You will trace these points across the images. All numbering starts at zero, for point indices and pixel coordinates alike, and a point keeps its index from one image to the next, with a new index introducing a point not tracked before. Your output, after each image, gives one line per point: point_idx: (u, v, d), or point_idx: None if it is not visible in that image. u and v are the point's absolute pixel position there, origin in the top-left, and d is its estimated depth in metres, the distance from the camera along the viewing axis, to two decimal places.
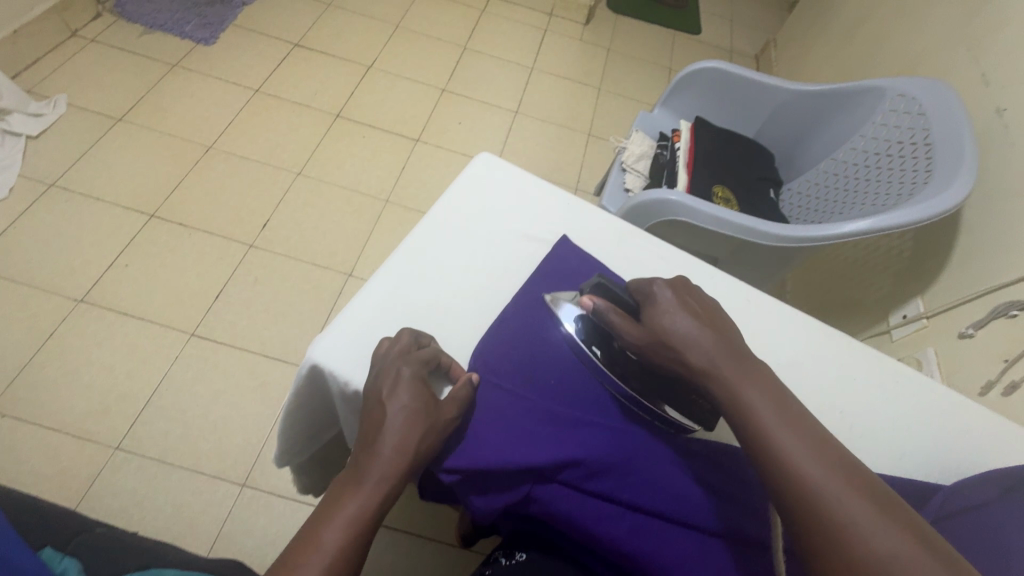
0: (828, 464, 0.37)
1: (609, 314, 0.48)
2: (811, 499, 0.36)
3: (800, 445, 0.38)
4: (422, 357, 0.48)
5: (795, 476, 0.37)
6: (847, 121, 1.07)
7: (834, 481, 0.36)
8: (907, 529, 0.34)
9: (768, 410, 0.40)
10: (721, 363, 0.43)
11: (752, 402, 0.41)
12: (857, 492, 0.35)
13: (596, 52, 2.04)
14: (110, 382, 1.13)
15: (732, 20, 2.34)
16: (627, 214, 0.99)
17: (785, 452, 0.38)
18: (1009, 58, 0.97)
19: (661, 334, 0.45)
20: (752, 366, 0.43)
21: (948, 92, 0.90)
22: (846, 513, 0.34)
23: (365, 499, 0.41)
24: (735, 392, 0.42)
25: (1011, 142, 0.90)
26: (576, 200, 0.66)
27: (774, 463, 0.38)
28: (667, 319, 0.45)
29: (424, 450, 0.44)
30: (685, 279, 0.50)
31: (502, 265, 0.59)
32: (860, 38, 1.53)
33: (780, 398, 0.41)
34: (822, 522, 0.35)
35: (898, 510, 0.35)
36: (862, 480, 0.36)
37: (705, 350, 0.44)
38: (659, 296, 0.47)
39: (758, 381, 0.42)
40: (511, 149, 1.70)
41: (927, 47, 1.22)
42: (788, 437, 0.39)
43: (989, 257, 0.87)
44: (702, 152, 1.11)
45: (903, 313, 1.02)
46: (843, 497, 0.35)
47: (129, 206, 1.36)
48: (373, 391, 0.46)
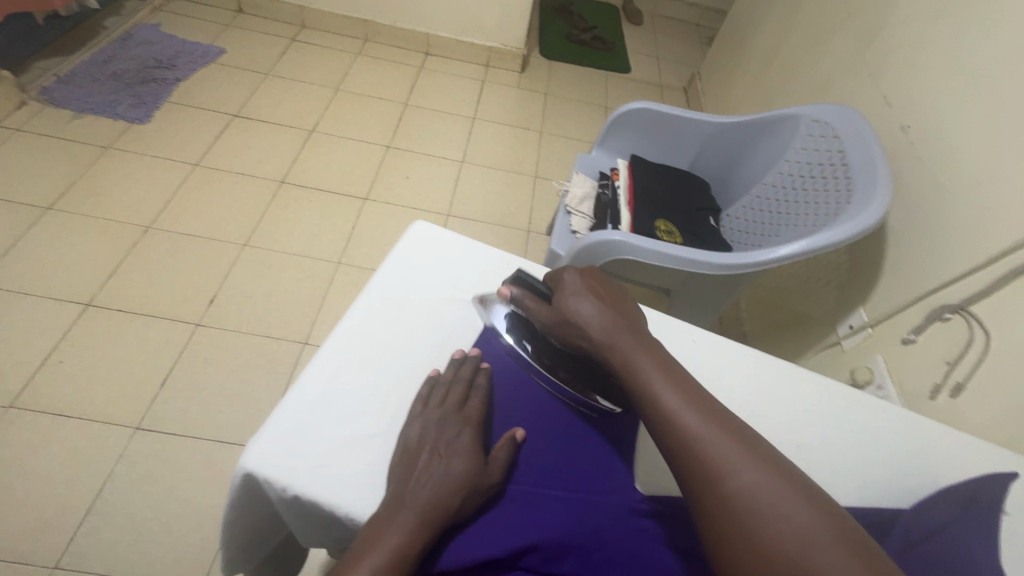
0: (702, 415, 0.42)
1: (528, 300, 0.56)
2: (685, 444, 0.41)
3: (679, 400, 0.43)
4: (475, 415, 0.50)
5: (676, 426, 0.42)
6: (771, 149, 1.13)
7: (708, 428, 0.41)
8: (769, 469, 0.39)
9: (657, 374, 0.45)
10: (617, 337, 0.49)
11: (642, 368, 0.46)
12: (725, 436, 0.41)
13: (534, 97, 2.12)
14: (46, 493, 1.04)
15: (658, 57, 2.49)
16: (575, 257, 0.99)
17: (671, 408, 0.43)
18: (907, 79, 1.05)
19: (564, 314, 0.52)
20: (644, 339, 0.49)
21: (856, 117, 0.97)
22: (719, 454, 0.40)
23: (398, 543, 0.40)
24: (629, 362, 0.47)
25: (917, 156, 0.97)
26: (514, 259, 0.66)
27: (661, 419, 0.43)
28: (572, 301, 0.52)
29: (462, 506, 0.44)
30: (590, 268, 0.57)
31: (444, 334, 0.58)
32: (773, 66, 1.64)
33: (669, 366, 0.47)
34: (701, 466, 0.40)
35: (758, 448, 0.40)
36: (731, 426, 0.42)
37: (602, 326, 0.50)
38: (567, 282, 0.54)
39: (648, 350, 0.48)
40: (461, 198, 1.71)
41: (833, 73, 1.32)
42: (671, 395, 0.44)
43: (917, 263, 0.92)
44: (641, 188, 1.14)
45: (849, 323, 1.05)
46: (710, 440, 0.40)
47: (62, 298, 1.29)
48: (405, 466, 0.46)
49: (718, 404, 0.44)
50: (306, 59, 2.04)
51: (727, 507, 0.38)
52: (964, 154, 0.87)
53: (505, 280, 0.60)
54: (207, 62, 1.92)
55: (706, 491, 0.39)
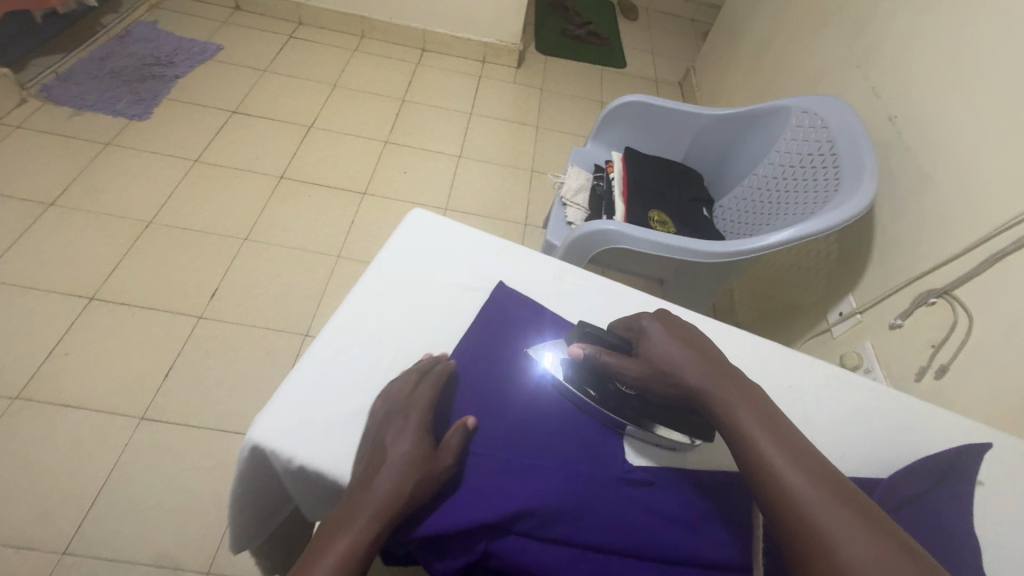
0: (810, 478, 0.40)
1: (604, 350, 0.54)
2: (790, 504, 0.39)
3: (786, 460, 0.41)
4: (427, 399, 0.50)
5: (781, 482, 0.40)
6: (762, 140, 1.15)
7: (817, 492, 0.39)
8: (892, 545, 0.35)
9: (763, 432, 0.44)
10: (718, 392, 0.48)
11: (745, 425, 0.45)
12: (834, 497, 0.38)
13: (530, 93, 2.13)
14: (53, 482, 1.06)
15: (653, 52, 2.50)
16: (570, 247, 1.01)
17: (774, 463, 0.41)
18: (894, 71, 1.07)
19: (655, 362, 0.52)
20: (745, 395, 0.47)
21: (844, 108, 1.00)
22: (829, 519, 0.37)
23: (362, 526, 0.42)
24: (730, 416, 0.46)
25: (904, 146, 0.99)
26: (510, 246, 0.69)
27: (763, 474, 0.42)
28: (664, 352, 0.52)
29: (417, 493, 0.45)
30: (676, 317, 0.56)
31: (441, 317, 0.60)
32: (766, 60, 1.66)
33: (772, 420, 0.45)
34: (808, 531, 0.37)
35: (872, 515, 0.37)
36: (845, 494, 0.39)
37: (700, 378, 0.49)
38: (648, 330, 0.54)
39: (748, 401, 0.46)
40: (458, 192, 1.73)
41: (823, 66, 1.34)
42: (778, 455, 0.42)
43: (904, 250, 0.94)
44: (635, 180, 1.16)
45: (839, 310, 1.08)
46: (817, 501, 0.38)
47: (65, 292, 1.31)
48: (365, 450, 0.47)
49: (830, 466, 0.41)
50: (303, 56, 2.06)
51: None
52: (949, 143, 0.89)
53: (570, 334, 0.57)
54: (205, 59, 1.94)
55: (812, 557, 0.36)
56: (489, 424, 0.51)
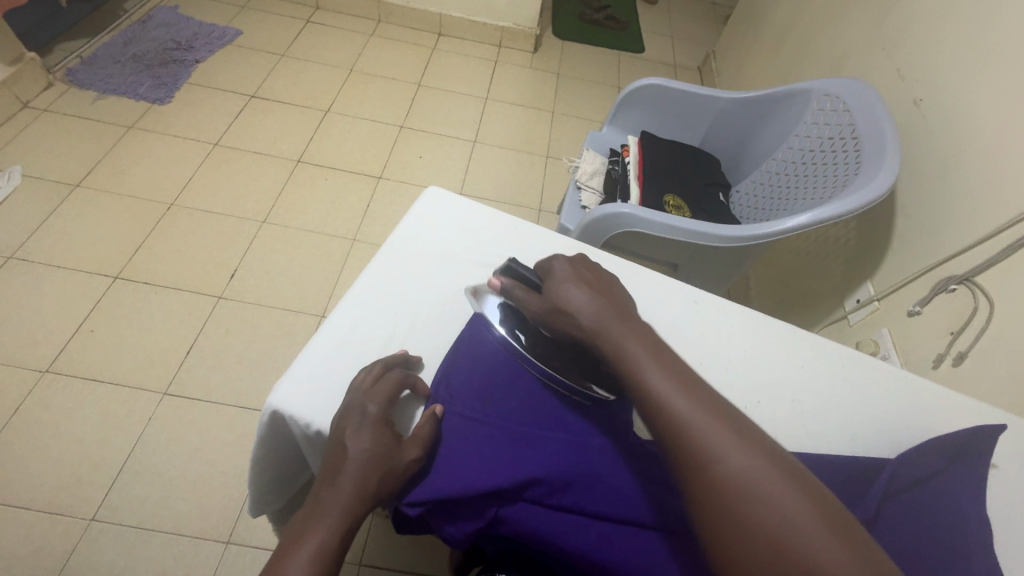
0: (696, 402, 0.41)
1: (518, 291, 0.55)
2: (678, 433, 0.40)
3: (673, 388, 0.42)
4: (388, 391, 0.49)
5: (670, 414, 0.41)
6: (781, 124, 1.14)
7: (704, 416, 0.40)
8: (769, 458, 0.38)
9: (650, 361, 0.44)
10: (609, 324, 0.48)
11: (634, 355, 0.45)
12: (718, 422, 0.40)
13: (546, 78, 2.12)
14: (82, 452, 1.10)
15: (672, 36, 2.46)
16: (584, 230, 1.02)
17: (664, 396, 0.42)
18: (920, 52, 1.04)
19: (554, 302, 0.51)
20: (638, 327, 0.48)
21: (867, 90, 0.98)
22: (714, 442, 0.39)
23: (341, 512, 0.43)
24: (620, 349, 0.46)
25: (927, 130, 0.97)
26: (524, 225, 0.69)
27: (655, 408, 0.42)
28: (562, 290, 0.51)
29: (385, 485, 0.45)
30: (586, 256, 0.55)
31: (456, 292, 0.61)
32: (788, 44, 1.62)
33: (661, 353, 0.45)
34: (694, 454, 0.39)
35: (751, 434, 0.40)
36: (725, 414, 0.41)
37: (592, 312, 0.48)
38: (556, 270, 0.53)
39: (640, 335, 0.47)
40: (472, 177, 1.73)
41: (847, 49, 1.31)
42: (665, 382, 0.43)
43: (925, 236, 0.92)
44: (651, 164, 1.16)
45: (856, 298, 1.06)
46: (704, 427, 0.39)
47: (91, 271, 1.35)
48: (335, 434, 0.47)
49: (712, 391, 0.43)
50: (321, 41, 2.06)
51: (718, 491, 0.37)
52: (975, 126, 0.87)
53: (496, 271, 0.59)
54: (224, 43, 1.96)
55: (696, 476, 0.39)
56: (502, 396, 0.52)
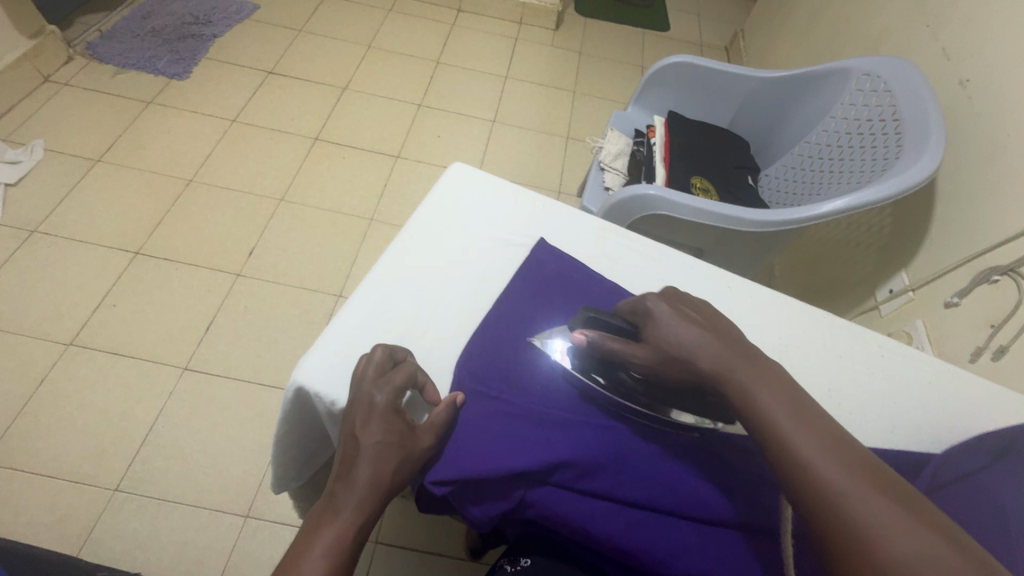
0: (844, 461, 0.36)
1: (606, 335, 0.48)
2: (832, 502, 0.35)
3: (816, 443, 0.37)
4: (395, 379, 0.47)
5: (819, 479, 0.36)
6: (816, 104, 1.09)
7: (852, 479, 0.35)
8: (942, 532, 0.32)
9: (786, 412, 0.39)
10: (734, 370, 0.43)
11: (770, 408, 0.40)
12: (877, 490, 0.34)
13: (568, 56, 2.06)
14: (105, 424, 1.12)
15: (698, 14, 2.37)
16: (608, 212, 0.99)
17: (807, 456, 0.37)
18: (970, 29, 0.98)
19: (666, 348, 0.45)
20: (767, 371, 0.42)
21: (910, 69, 0.93)
22: (875, 512, 0.33)
23: (357, 503, 0.42)
24: (751, 399, 0.41)
25: (975, 112, 0.92)
26: (551, 203, 0.67)
27: (802, 473, 0.37)
28: (672, 333, 0.45)
29: (401, 476, 0.44)
30: (683, 293, 0.50)
31: (482, 272, 0.60)
32: (823, 20, 1.55)
33: (798, 404, 0.40)
34: (844, 521, 0.34)
35: (913, 502, 0.34)
36: (881, 474, 0.35)
37: (712, 356, 0.44)
38: (657, 312, 0.47)
39: (771, 383, 0.41)
40: (491, 158, 1.71)
41: (888, 25, 1.24)
42: (801, 433, 0.38)
43: (967, 225, 0.88)
44: (678, 145, 1.12)
45: (889, 288, 1.03)
46: (860, 498, 0.34)
47: (113, 245, 1.36)
48: (347, 424, 0.45)
49: (862, 449, 0.37)
50: (339, 16, 2.03)
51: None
52: None
53: (573, 319, 0.51)
54: (242, 18, 1.93)
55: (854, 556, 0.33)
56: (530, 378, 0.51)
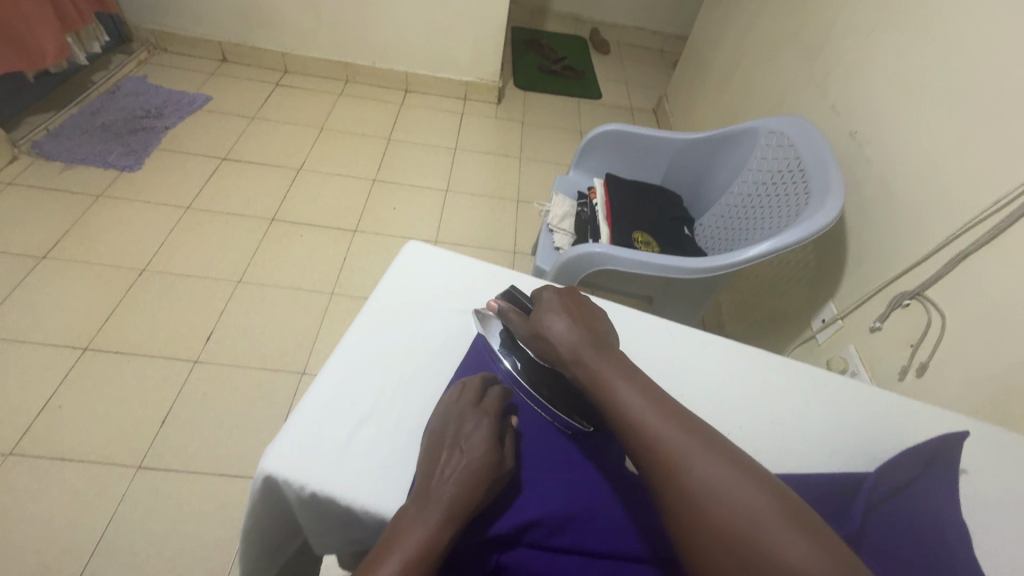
0: (668, 417, 0.43)
1: (511, 312, 0.59)
2: (648, 449, 0.42)
3: (645, 404, 0.45)
4: (493, 408, 0.53)
5: (641, 431, 0.43)
6: (734, 160, 1.22)
7: (660, 425, 0.43)
8: (724, 460, 0.40)
9: (618, 380, 0.47)
10: (582, 349, 0.51)
11: (607, 376, 0.48)
12: (682, 435, 0.42)
13: (511, 126, 2.21)
14: (49, 538, 1.04)
15: (626, 82, 2.62)
16: (559, 271, 1.05)
17: (635, 413, 0.44)
18: (850, 91, 1.14)
19: (538, 328, 0.54)
20: (610, 351, 0.51)
21: (808, 127, 1.07)
22: (678, 453, 0.41)
23: (443, 513, 0.45)
24: (593, 373, 0.49)
25: (866, 159, 1.06)
26: (503, 272, 0.72)
27: (628, 429, 0.44)
28: (545, 316, 0.55)
29: (482, 493, 0.47)
30: (573, 289, 0.59)
31: (442, 342, 0.63)
32: (733, 85, 1.75)
33: (629, 371, 0.48)
34: (661, 466, 0.41)
35: (712, 443, 0.41)
36: (686, 421, 0.43)
37: (569, 338, 0.52)
38: (543, 297, 0.57)
39: (611, 360, 0.49)
40: (446, 225, 1.78)
41: (786, 88, 1.42)
42: (630, 397, 0.45)
43: (876, 256, 0.99)
44: (617, 204, 1.21)
45: (821, 317, 1.11)
46: (670, 441, 0.41)
47: (60, 343, 1.31)
48: (448, 440, 0.50)
49: (677, 405, 0.45)
50: (290, 102, 2.12)
51: (687, 502, 0.39)
52: (906, 155, 0.95)
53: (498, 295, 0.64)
54: (194, 109, 1.99)
55: (671, 492, 0.40)
56: None
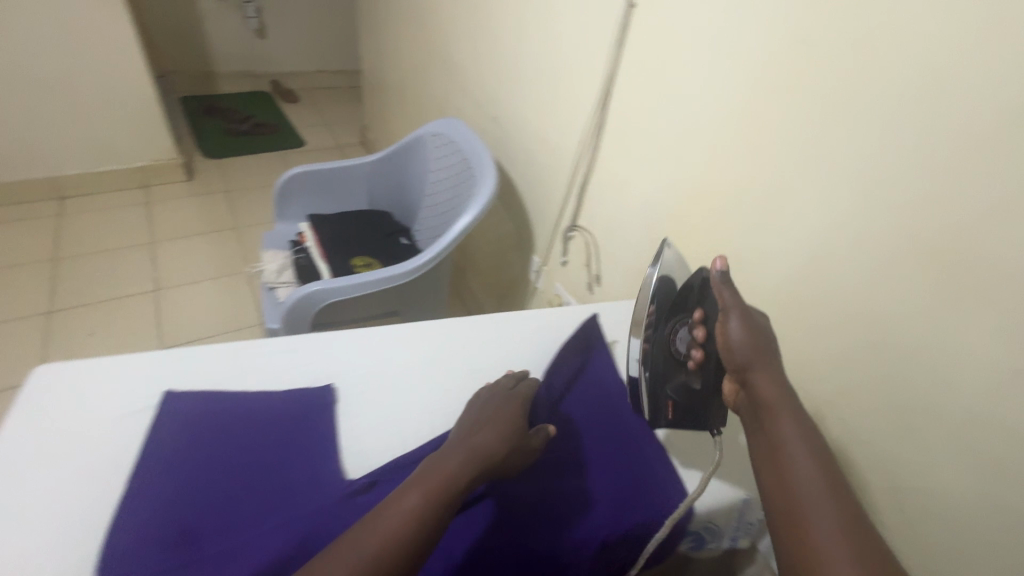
0: (813, 463, 0.49)
1: (723, 289, 0.58)
2: (783, 472, 0.49)
3: (801, 445, 0.51)
4: (498, 423, 0.57)
5: (787, 457, 0.50)
6: (418, 167, 1.34)
7: (806, 465, 0.49)
8: (848, 518, 0.46)
9: (789, 421, 0.52)
10: (761, 376, 0.55)
11: (779, 413, 0.52)
12: (822, 485, 0.48)
13: (216, 199, 2.03)
14: None
15: (327, 123, 2.63)
16: (287, 323, 1.02)
17: (789, 443, 0.51)
18: (480, 85, 1.35)
19: (742, 319, 0.56)
20: (789, 396, 0.54)
21: (459, 123, 1.24)
22: (806, 489, 0.48)
23: (418, 518, 0.46)
24: (764, 405, 0.53)
25: (509, 136, 1.27)
26: (171, 351, 0.63)
27: (774, 447, 0.51)
28: (750, 322, 0.56)
29: (475, 475, 0.52)
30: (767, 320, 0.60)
31: (99, 459, 0.53)
32: (409, 103, 1.91)
33: (806, 423, 0.52)
34: (785, 484, 0.49)
35: (845, 502, 0.47)
36: (834, 479, 0.48)
37: (753, 355, 0.55)
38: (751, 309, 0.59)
39: (792, 405, 0.53)
40: (169, 326, 1.54)
41: (443, 95, 1.61)
42: (792, 439, 0.51)
43: (543, 208, 1.20)
44: (329, 239, 1.23)
45: (533, 270, 1.30)
46: (806, 479, 0.48)
47: None
48: (448, 457, 0.52)
49: (837, 473, 0.49)
50: None
51: (792, 520, 0.47)
52: (529, 125, 1.17)
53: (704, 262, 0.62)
54: None
55: (784, 503, 0.48)
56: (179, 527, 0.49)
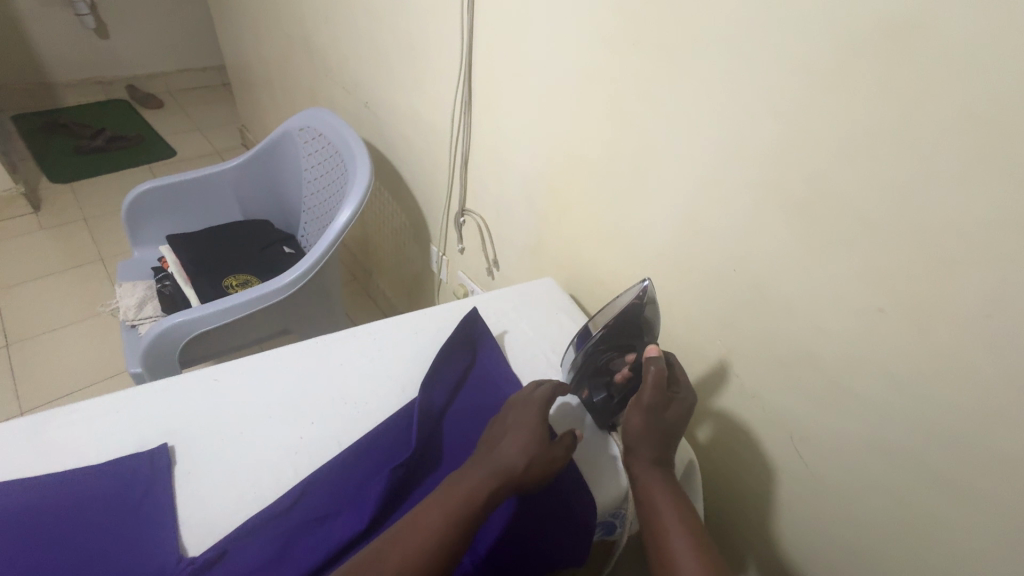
0: (682, 529, 0.51)
1: (653, 371, 0.59)
2: (659, 545, 0.51)
3: (673, 514, 0.53)
4: (528, 438, 0.53)
5: (659, 530, 0.52)
6: (288, 165, 1.21)
7: (676, 532, 0.51)
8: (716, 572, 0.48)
9: (661, 491, 0.54)
10: (643, 450, 0.57)
11: (650, 485, 0.55)
12: (691, 547, 0.50)
13: (73, 228, 1.77)
14: None
15: (200, 127, 2.37)
16: (149, 365, 0.88)
17: (662, 514, 0.53)
18: (345, 69, 1.23)
19: (650, 399, 0.57)
20: (665, 468, 0.57)
21: (322, 111, 1.11)
22: (677, 555, 0.49)
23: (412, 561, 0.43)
24: (641, 480, 0.56)
25: (383, 122, 1.17)
26: None
27: (652, 522, 0.53)
28: (654, 403, 0.57)
29: (493, 491, 0.49)
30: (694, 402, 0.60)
31: None
32: (281, 96, 1.74)
33: (676, 490, 0.55)
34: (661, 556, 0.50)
35: (712, 559, 0.49)
36: (701, 543, 0.50)
37: (639, 428, 0.57)
38: (677, 398, 0.59)
39: (665, 475, 0.56)
40: (28, 384, 1.33)
41: (312, 84, 1.46)
42: (665, 507, 0.53)
43: (431, 195, 1.12)
44: (194, 259, 1.08)
45: (434, 261, 1.23)
46: (677, 546, 0.50)
47: None
48: (463, 485, 0.49)
49: (706, 535, 0.52)
50: None
51: None
52: (401, 108, 1.08)
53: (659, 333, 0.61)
54: None
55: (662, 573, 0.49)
56: None
